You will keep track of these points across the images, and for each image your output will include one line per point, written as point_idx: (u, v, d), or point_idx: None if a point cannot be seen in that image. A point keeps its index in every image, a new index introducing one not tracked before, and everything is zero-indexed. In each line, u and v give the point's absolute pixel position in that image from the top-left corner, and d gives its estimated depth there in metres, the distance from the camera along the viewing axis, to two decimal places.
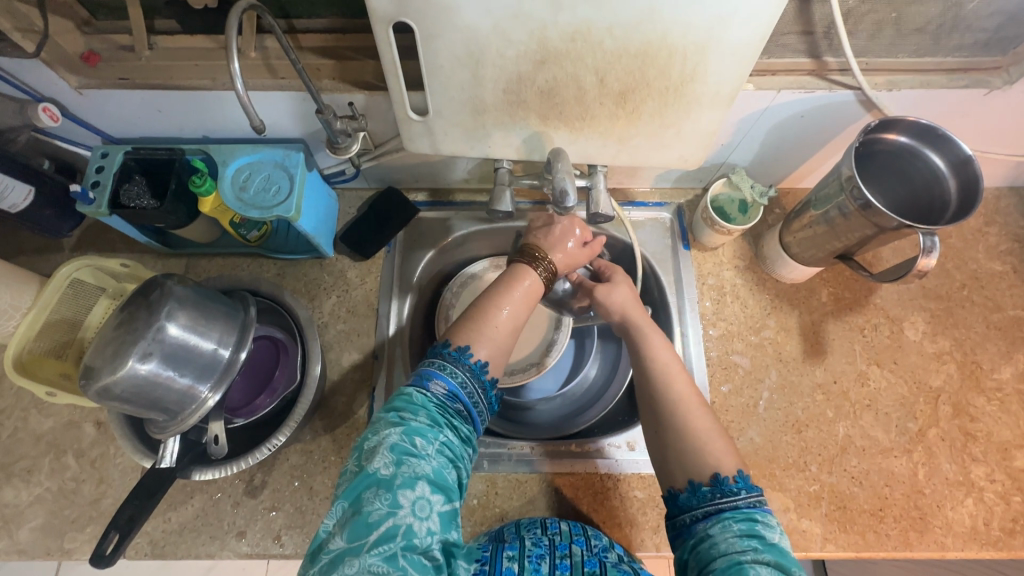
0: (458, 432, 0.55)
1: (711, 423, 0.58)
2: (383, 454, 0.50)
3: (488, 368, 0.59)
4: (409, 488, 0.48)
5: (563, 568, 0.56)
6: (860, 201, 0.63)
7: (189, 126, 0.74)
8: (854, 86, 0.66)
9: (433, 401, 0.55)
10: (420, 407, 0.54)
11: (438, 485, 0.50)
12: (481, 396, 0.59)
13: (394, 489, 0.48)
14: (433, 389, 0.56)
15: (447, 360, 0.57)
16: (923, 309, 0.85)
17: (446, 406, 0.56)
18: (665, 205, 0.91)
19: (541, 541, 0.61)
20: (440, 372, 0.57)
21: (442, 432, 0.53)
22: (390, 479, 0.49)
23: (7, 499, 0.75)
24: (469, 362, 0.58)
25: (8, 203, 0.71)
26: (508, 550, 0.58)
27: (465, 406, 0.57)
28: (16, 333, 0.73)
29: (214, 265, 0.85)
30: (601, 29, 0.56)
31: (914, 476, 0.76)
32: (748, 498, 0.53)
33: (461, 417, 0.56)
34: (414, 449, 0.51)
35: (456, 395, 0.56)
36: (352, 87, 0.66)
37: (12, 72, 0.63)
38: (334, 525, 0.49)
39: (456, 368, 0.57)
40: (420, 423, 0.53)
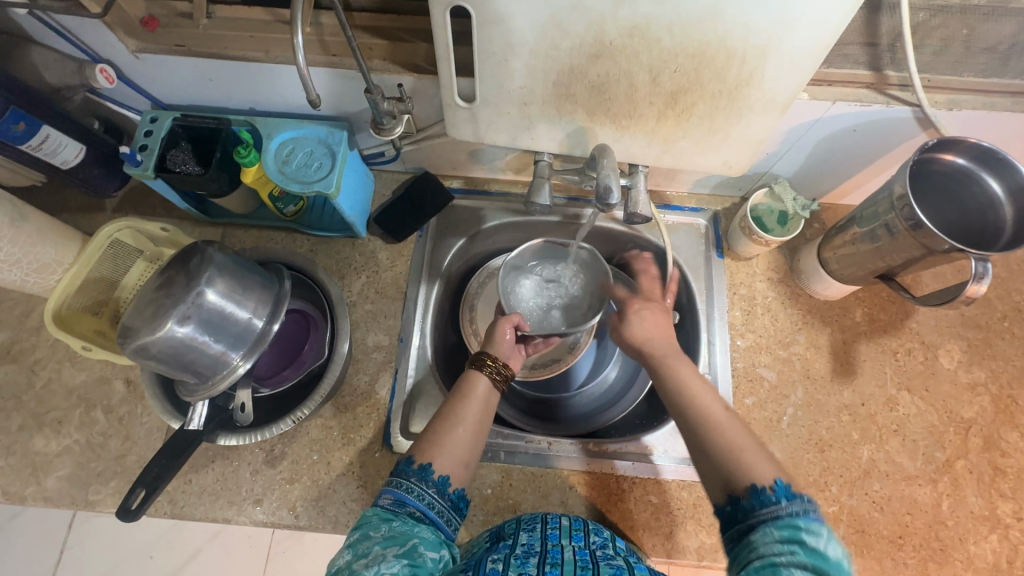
0: (413, 521, 0.54)
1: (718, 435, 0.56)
2: (342, 553, 0.52)
3: (434, 470, 0.58)
4: (361, 556, 0.50)
5: (554, 555, 0.55)
6: (910, 221, 0.61)
7: (237, 97, 0.75)
8: (913, 102, 0.64)
9: (385, 506, 0.55)
10: (370, 513, 0.55)
11: (392, 544, 0.51)
12: (439, 498, 0.57)
13: (348, 567, 0.49)
14: (383, 499, 0.56)
15: (396, 473, 0.58)
16: (960, 338, 0.83)
17: (398, 510, 0.55)
18: (701, 212, 0.90)
19: (532, 546, 0.58)
20: (392, 486, 0.57)
21: (391, 518, 0.54)
22: (345, 562, 0.50)
23: (38, 447, 0.77)
24: (415, 467, 0.58)
25: (60, 159, 0.72)
26: (495, 554, 0.57)
27: (419, 510, 0.56)
28: (58, 287, 0.75)
29: (248, 237, 0.86)
30: (660, 27, 0.55)
31: (937, 507, 0.75)
32: (793, 506, 0.47)
33: (417, 518, 0.55)
34: (364, 533, 0.52)
35: (407, 501, 0.56)
36: (401, 70, 0.66)
37: (75, 31, 0.64)
38: None
39: (401, 473, 0.58)
40: (373, 523, 0.54)
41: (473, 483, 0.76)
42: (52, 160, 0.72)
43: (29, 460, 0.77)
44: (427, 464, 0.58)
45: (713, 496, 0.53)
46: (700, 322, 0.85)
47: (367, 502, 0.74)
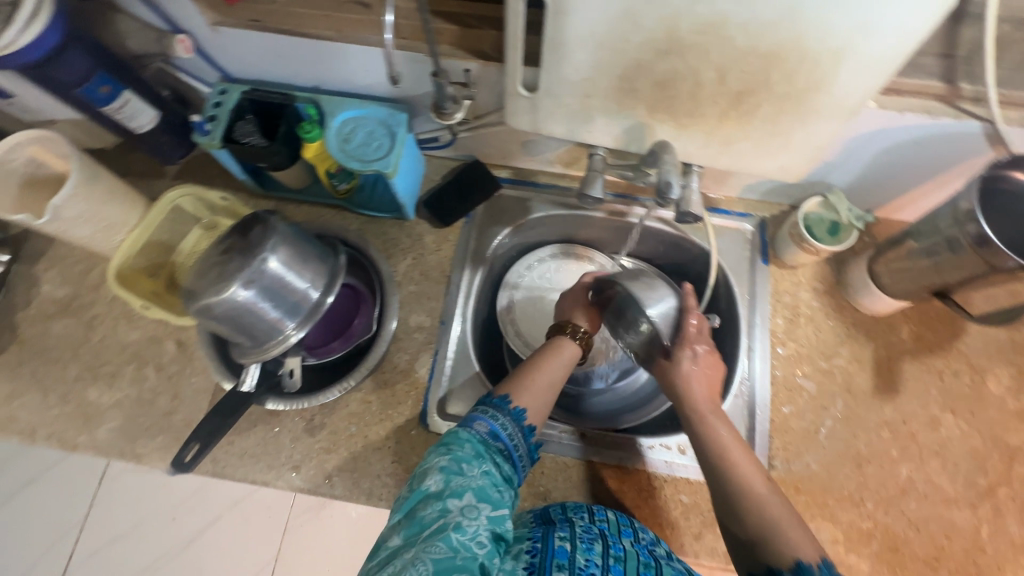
0: (499, 469, 0.57)
1: (750, 492, 0.56)
2: (434, 474, 0.54)
3: (526, 415, 0.62)
4: (457, 496, 0.52)
5: (616, 549, 0.57)
6: (975, 237, 0.60)
7: (304, 74, 0.77)
8: (985, 117, 0.63)
9: (478, 436, 0.58)
10: (466, 440, 0.57)
11: (485, 499, 0.52)
12: (523, 442, 0.61)
13: (443, 498, 0.52)
14: (477, 427, 0.59)
15: (491, 406, 0.61)
16: (1010, 363, 0.81)
17: (490, 444, 0.58)
18: (749, 217, 0.89)
19: (591, 528, 0.60)
20: (484, 415, 0.60)
21: (484, 460, 0.56)
22: (439, 490, 0.52)
23: (92, 398, 0.81)
24: (510, 407, 0.61)
25: (136, 123, 0.75)
26: (559, 532, 0.59)
27: (505, 447, 0.59)
28: (121, 246, 0.79)
29: (300, 212, 0.89)
30: (735, 25, 0.55)
31: (975, 532, 0.73)
32: None
33: (502, 456, 0.58)
34: (461, 468, 0.54)
35: (499, 438, 0.59)
36: (469, 55, 0.68)
37: (160, 1, 0.67)
38: (391, 530, 0.52)
39: (498, 409, 0.61)
40: (466, 453, 0.56)
41: None
42: (128, 124, 0.75)
43: (83, 410, 0.80)
44: (521, 409, 0.62)
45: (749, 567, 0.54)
46: (740, 328, 0.84)
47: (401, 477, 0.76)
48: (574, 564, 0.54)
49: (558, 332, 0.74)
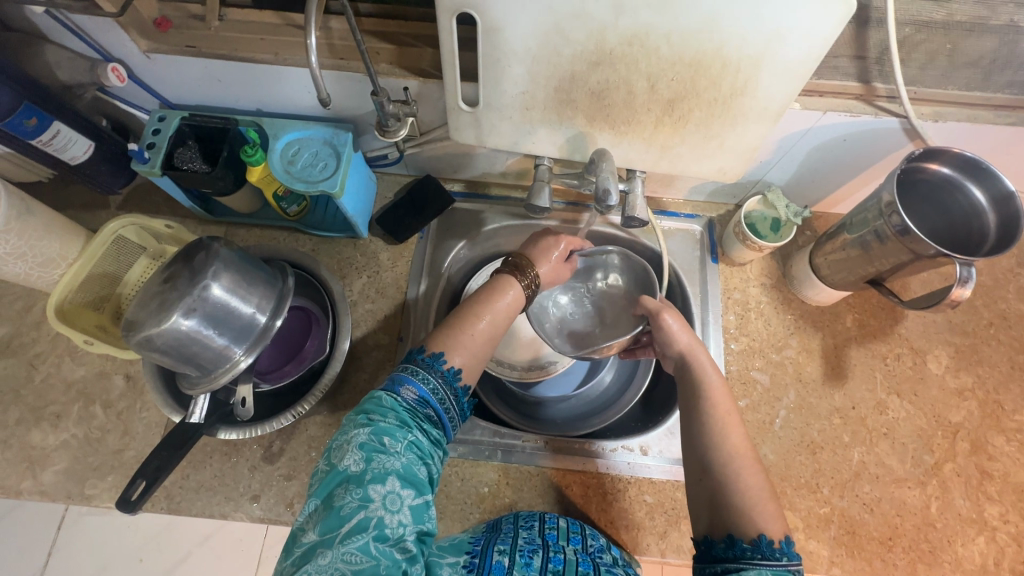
0: (426, 436, 0.57)
1: (734, 470, 0.57)
2: (353, 452, 0.52)
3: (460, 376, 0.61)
4: (378, 482, 0.50)
5: (556, 562, 0.59)
6: (898, 227, 0.64)
7: (245, 98, 0.77)
8: (901, 114, 0.67)
9: (402, 402, 0.57)
10: (390, 409, 0.56)
11: (408, 482, 0.52)
12: (451, 401, 0.61)
13: (364, 484, 0.50)
14: (402, 393, 0.58)
15: (422, 368, 0.60)
16: (947, 344, 0.85)
17: (417, 410, 0.58)
18: (697, 218, 0.92)
19: (534, 539, 0.63)
20: (412, 377, 0.59)
21: (410, 432, 0.55)
22: (359, 474, 0.51)
23: (35, 441, 0.77)
24: (442, 369, 0.60)
25: (69, 155, 0.73)
26: (500, 545, 0.61)
27: (435, 413, 0.59)
28: (60, 281, 0.76)
29: (251, 236, 0.88)
30: (659, 36, 0.57)
31: (926, 509, 0.76)
32: (791, 563, 0.51)
33: (430, 422, 0.58)
34: (383, 448, 0.53)
35: (424, 403, 0.59)
36: (408, 73, 0.68)
37: (89, 31, 0.66)
38: (307, 521, 0.51)
39: (424, 371, 0.59)
40: (388, 424, 0.55)
41: (470, 481, 0.77)
42: (61, 156, 0.73)
43: (27, 454, 0.77)
44: (453, 369, 0.61)
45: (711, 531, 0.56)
46: (694, 327, 0.86)
47: None
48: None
49: (506, 272, 0.71)
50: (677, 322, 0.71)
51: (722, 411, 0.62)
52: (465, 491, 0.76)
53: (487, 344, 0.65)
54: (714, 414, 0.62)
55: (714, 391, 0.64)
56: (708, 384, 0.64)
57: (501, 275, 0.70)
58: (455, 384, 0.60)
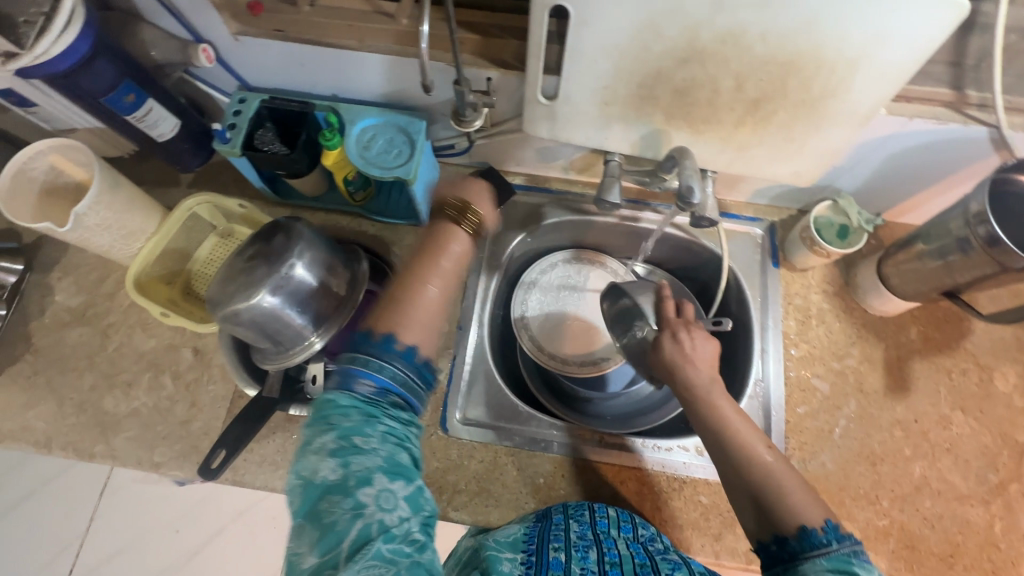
0: (399, 419, 0.53)
1: (766, 471, 0.55)
2: (327, 461, 0.48)
3: (419, 352, 0.56)
4: (364, 484, 0.47)
5: (612, 555, 0.58)
6: (986, 237, 0.62)
7: (323, 83, 0.78)
8: (991, 123, 0.65)
9: (359, 394, 0.52)
10: (351, 405, 0.51)
11: (395, 473, 0.49)
12: (414, 376, 0.56)
13: (352, 491, 0.46)
14: (356, 387, 0.52)
15: (356, 351, 0.54)
16: (1016, 362, 0.82)
17: (380, 397, 0.53)
18: (758, 221, 0.91)
19: (586, 535, 0.62)
20: (364, 368, 0.53)
21: (380, 422, 0.51)
22: (340, 480, 0.47)
23: (108, 407, 0.80)
24: (379, 345, 0.54)
25: (157, 132, 0.75)
26: (555, 541, 0.61)
27: (402, 395, 0.54)
28: (140, 253, 0.79)
29: (316, 219, 0.89)
30: (754, 35, 0.57)
31: (989, 528, 0.74)
32: (843, 545, 0.50)
33: (399, 404, 0.54)
34: (358, 448, 0.48)
35: (383, 389, 0.53)
36: (491, 64, 0.69)
37: (185, 12, 0.68)
38: (297, 549, 0.46)
39: (376, 355, 0.54)
40: (353, 422, 0.50)
41: (526, 470, 0.77)
42: (150, 133, 0.75)
43: (99, 419, 0.80)
44: (394, 338, 0.55)
45: (752, 530, 0.55)
46: (753, 330, 0.86)
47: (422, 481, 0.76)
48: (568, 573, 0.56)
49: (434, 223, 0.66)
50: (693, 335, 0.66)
51: (737, 420, 0.58)
52: (521, 481, 0.77)
53: (446, 284, 0.61)
54: (730, 425, 0.58)
55: (723, 400, 0.60)
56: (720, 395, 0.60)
57: (441, 227, 0.65)
58: (411, 357, 0.55)
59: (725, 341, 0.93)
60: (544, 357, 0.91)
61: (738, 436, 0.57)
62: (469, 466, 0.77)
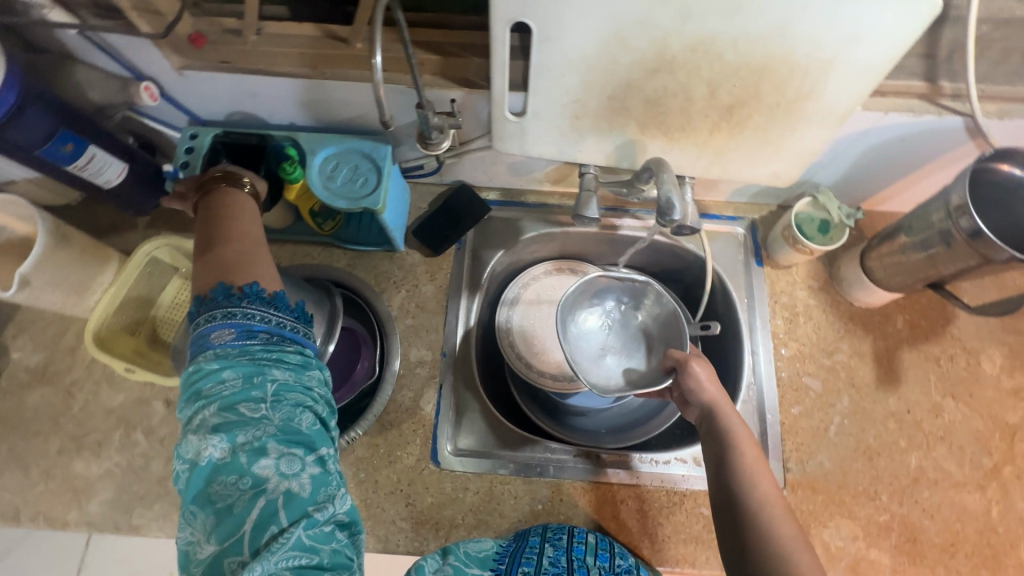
0: (286, 367, 0.50)
1: (764, 515, 0.57)
2: (209, 438, 0.45)
3: (264, 286, 0.52)
4: (257, 454, 0.45)
5: None
6: (969, 230, 0.62)
7: (279, 111, 0.74)
8: (965, 113, 0.64)
9: (230, 350, 0.48)
10: (223, 367, 0.47)
11: (292, 440, 0.47)
12: (286, 317, 0.52)
13: (246, 469, 0.44)
14: (223, 345, 0.49)
15: (220, 307, 0.50)
16: (1001, 343, 0.83)
17: (254, 351, 0.49)
18: (739, 220, 0.90)
19: (557, 560, 0.65)
20: (227, 320, 0.49)
21: (263, 381, 0.47)
22: (228, 456, 0.44)
23: (78, 470, 0.76)
24: (241, 295, 0.50)
25: (103, 179, 0.71)
26: (525, 565, 0.64)
27: (277, 337, 0.51)
28: (97, 308, 0.74)
29: (284, 252, 0.85)
30: (725, 41, 0.55)
31: (986, 513, 0.75)
32: None
33: (280, 350, 0.50)
34: (243, 418, 0.46)
35: (253, 341, 0.49)
36: (454, 84, 0.66)
37: (121, 50, 0.63)
38: (196, 534, 0.44)
39: (238, 306, 0.50)
40: (233, 388, 0.47)
41: (524, 498, 0.75)
42: (95, 180, 0.71)
43: (70, 484, 0.75)
44: (255, 285, 0.51)
45: None
46: (742, 332, 0.85)
47: (417, 519, 0.73)
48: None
49: (224, 188, 0.60)
50: (705, 371, 0.70)
51: (749, 458, 0.61)
52: (519, 509, 0.75)
53: (249, 243, 0.56)
54: (740, 460, 0.61)
55: (741, 441, 0.63)
56: (734, 435, 0.64)
57: (211, 199, 0.59)
58: (279, 302, 0.51)
59: (715, 343, 0.92)
60: (534, 375, 0.89)
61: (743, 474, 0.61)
62: (465, 499, 0.74)
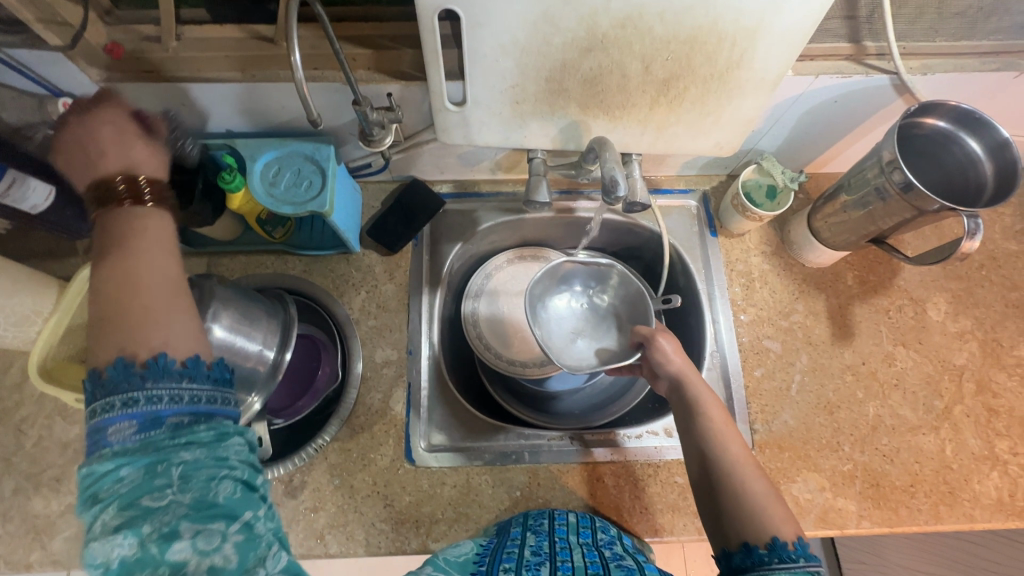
0: (199, 442, 0.44)
1: (737, 475, 0.58)
2: (113, 540, 0.39)
3: (172, 354, 0.45)
4: (168, 538, 0.40)
5: (564, 569, 0.57)
6: (900, 184, 0.64)
7: (213, 119, 0.72)
8: (891, 70, 0.66)
9: (127, 445, 0.42)
10: (120, 464, 0.41)
11: (210, 514, 0.42)
12: (202, 388, 0.46)
13: (160, 562, 0.39)
14: (118, 438, 0.42)
15: (109, 393, 0.43)
16: (944, 290, 0.87)
17: (156, 435, 0.43)
18: (691, 193, 0.91)
19: (541, 547, 0.62)
20: (116, 410, 0.42)
21: (172, 465, 0.42)
22: (137, 549, 0.39)
23: (38, 509, 0.73)
24: (138, 373, 0.43)
25: (29, 205, 0.67)
26: (507, 563, 0.58)
27: (188, 412, 0.44)
28: (39, 338, 0.71)
29: (237, 264, 0.83)
30: (652, 15, 0.55)
31: (941, 452, 0.79)
32: (808, 564, 0.51)
33: (191, 424, 0.44)
34: (150, 511, 0.40)
35: (159, 422, 0.43)
36: (389, 78, 0.65)
37: (32, 66, 0.60)
38: None
39: (138, 390, 0.43)
40: (133, 481, 0.41)
41: (501, 486, 0.75)
42: (21, 206, 0.67)
43: (31, 524, 0.72)
44: (161, 357, 0.44)
45: (721, 539, 0.56)
46: (702, 303, 0.86)
47: (396, 520, 0.73)
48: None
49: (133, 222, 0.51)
50: (670, 344, 0.71)
51: (719, 422, 0.62)
52: (498, 497, 0.75)
53: (170, 292, 0.49)
54: (709, 424, 0.62)
55: (709, 405, 0.64)
56: (702, 400, 0.64)
57: (121, 235, 0.51)
58: (186, 373, 0.45)
59: (678, 315, 0.94)
60: (503, 364, 0.89)
61: (713, 436, 0.61)
62: (443, 494, 0.74)
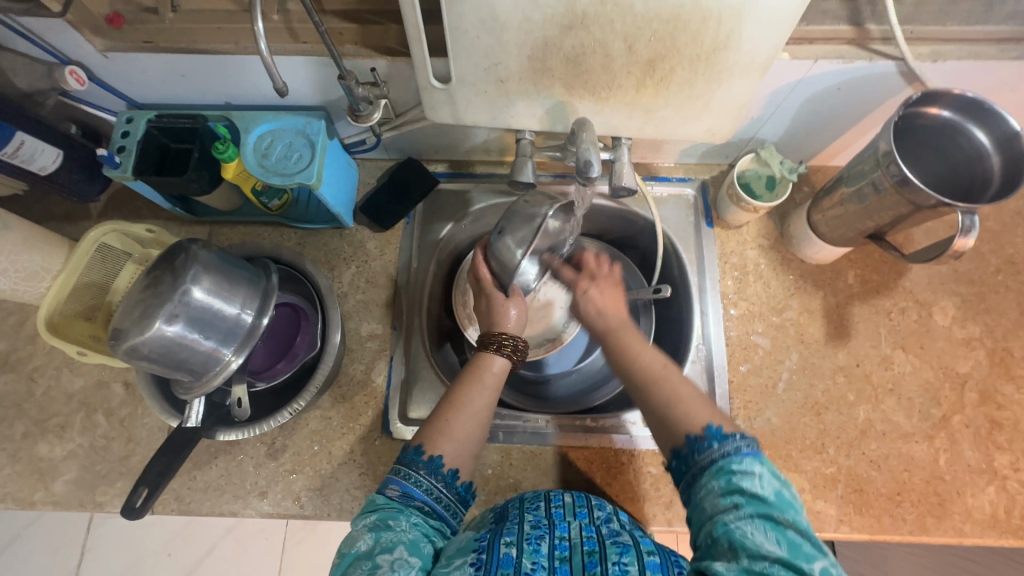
0: (427, 519, 0.56)
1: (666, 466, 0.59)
2: (363, 533, 0.53)
3: (444, 463, 0.59)
4: (387, 551, 0.51)
5: (562, 548, 0.53)
6: (896, 178, 0.61)
7: (212, 91, 0.74)
8: (897, 56, 0.63)
9: (393, 504, 0.56)
10: (382, 508, 0.55)
11: (415, 549, 0.52)
12: (445, 492, 0.58)
13: (372, 556, 0.51)
14: (391, 493, 0.57)
15: (404, 465, 0.58)
16: (954, 294, 0.82)
17: (405, 505, 0.56)
18: (689, 181, 0.89)
19: (539, 521, 0.57)
20: (398, 477, 0.58)
21: (410, 513, 0.55)
22: (370, 549, 0.51)
23: (43, 453, 0.78)
24: (424, 461, 0.58)
25: (38, 164, 0.72)
26: (507, 536, 0.54)
27: (426, 504, 0.57)
28: (47, 294, 0.75)
29: (236, 233, 0.86)
30: None
31: (934, 462, 0.75)
32: (723, 447, 0.53)
33: (423, 514, 0.56)
34: (388, 525, 0.53)
35: (414, 495, 0.57)
36: (375, 53, 0.66)
37: (40, 34, 0.64)
38: None
39: (415, 471, 0.57)
40: (388, 510, 0.55)
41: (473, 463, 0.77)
42: (30, 166, 0.72)
43: (36, 466, 0.78)
44: (451, 473, 0.59)
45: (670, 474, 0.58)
46: (692, 294, 0.84)
47: (368, 489, 0.75)
48: (519, 570, 0.50)
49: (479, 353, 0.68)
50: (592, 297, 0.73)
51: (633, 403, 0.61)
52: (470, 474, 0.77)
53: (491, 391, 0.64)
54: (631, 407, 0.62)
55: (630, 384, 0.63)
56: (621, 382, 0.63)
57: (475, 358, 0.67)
58: (446, 478, 0.58)
59: (669, 307, 0.93)
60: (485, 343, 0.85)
61: None
62: None
